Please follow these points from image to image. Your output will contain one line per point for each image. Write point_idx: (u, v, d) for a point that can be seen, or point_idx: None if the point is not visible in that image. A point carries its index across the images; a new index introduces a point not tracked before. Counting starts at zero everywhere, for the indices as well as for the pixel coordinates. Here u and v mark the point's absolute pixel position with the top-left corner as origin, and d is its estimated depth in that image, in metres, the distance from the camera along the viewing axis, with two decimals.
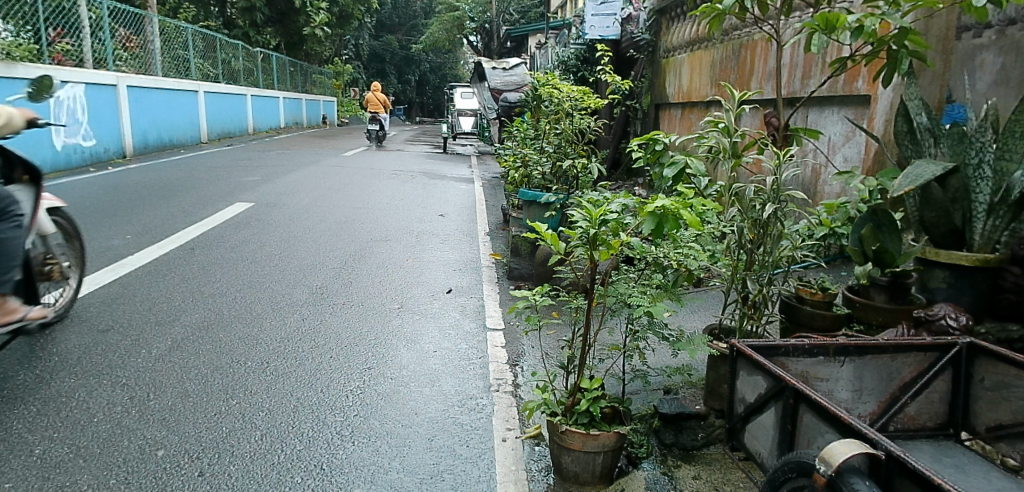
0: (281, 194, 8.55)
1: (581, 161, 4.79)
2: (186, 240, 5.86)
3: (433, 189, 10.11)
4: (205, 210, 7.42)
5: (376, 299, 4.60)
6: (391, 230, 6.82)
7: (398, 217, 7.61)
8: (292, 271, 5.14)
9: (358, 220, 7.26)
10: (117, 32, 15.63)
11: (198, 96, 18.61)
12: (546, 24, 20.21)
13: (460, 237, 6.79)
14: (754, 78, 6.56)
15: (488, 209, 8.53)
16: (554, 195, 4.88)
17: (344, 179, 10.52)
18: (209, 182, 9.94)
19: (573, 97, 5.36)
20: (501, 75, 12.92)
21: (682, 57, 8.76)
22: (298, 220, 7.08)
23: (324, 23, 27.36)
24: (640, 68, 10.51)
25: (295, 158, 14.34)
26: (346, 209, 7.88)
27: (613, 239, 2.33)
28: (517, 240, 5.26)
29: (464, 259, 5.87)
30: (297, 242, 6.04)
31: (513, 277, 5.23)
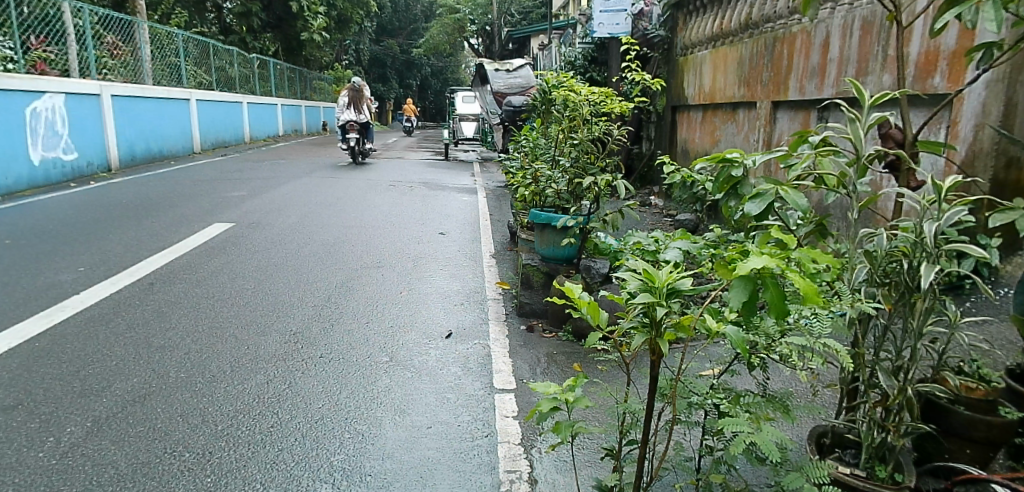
0: (266, 212, 7.80)
1: (604, 178, 4.02)
2: (149, 272, 5.13)
3: (433, 202, 9.38)
4: (178, 232, 6.67)
5: (361, 347, 3.84)
6: (385, 255, 6.06)
7: (393, 237, 6.87)
8: (264, 311, 4.38)
9: (350, 242, 6.49)
10: (104, 39, 14.91)
11: (191, 105, 17.89)
12: (549, 25, 19.44)
13: (464, 261, 6.02)
14: (792, 77, 5.77)
15: (493, 225, 7.77)
16: (571, 219, 4.16)
17: (337, 192, 9.79)
18: (193, 197, 9.21)
19: (593, 101, 4.56)
20: (505, 77, 12.18)
21: (702, 54, 8.01)
22: (282, 244, 6.32)
23: (322, 27, 26.72)
24: (654, 68, 9.75)
25: (290, 169, 13.63)
26: (337, 228, 7.12)
27: (687, 320, 1.56)
28: (528, 270, 4.53)
29: (466, 288, 5.12)
30: (276, 273, 5.29)
31: (522, 314, 4.41)
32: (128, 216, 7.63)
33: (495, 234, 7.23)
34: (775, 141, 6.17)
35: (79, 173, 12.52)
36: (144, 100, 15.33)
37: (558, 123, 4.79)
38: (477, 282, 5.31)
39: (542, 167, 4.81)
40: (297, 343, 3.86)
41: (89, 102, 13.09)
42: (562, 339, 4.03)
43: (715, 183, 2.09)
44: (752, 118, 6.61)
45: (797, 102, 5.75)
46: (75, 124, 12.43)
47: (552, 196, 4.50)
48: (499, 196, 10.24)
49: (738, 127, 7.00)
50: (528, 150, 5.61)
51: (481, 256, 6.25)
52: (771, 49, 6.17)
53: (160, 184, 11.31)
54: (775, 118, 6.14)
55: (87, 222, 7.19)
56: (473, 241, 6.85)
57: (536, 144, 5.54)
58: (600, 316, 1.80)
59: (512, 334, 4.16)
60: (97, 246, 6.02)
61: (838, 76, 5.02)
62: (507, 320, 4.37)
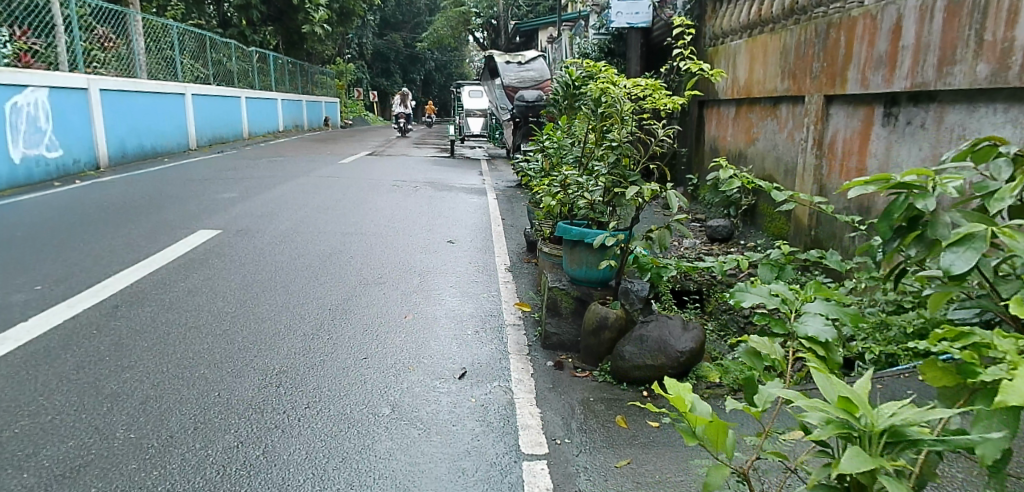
0: (257, 217, 7.12)
1: (651, 187, 3.35)
2: (115, 290, 4.46)
3: (440, 204, 8.72)
4: (158, 240, 6.02)
5: (355, 393, 3.15)
6: (387, 268, 5.37)
7: (396, 246, 6.20)
8: (242, 343, 3.69)
9: (347, 254, 5.81)
10: (95, 30, 14.25)
11: (187, 99, 17.22)
12: (558, 17, 18.58)
13: (477, 276, 5.32)
14: (850, 68, 5.11)
15: (507, 231, 7.08)
16: (611, 235, 3.48)
17: (336, 193, 9.13)
18: (180, 199, 8.53)
19: (634, 95, 3.93)
20: (516, 70, 11.44)
21: (735, 44, 7.34)
22: (271, 256, 5.63)
23: (324, 20, 25.99)
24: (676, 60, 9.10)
25: (287, 167, 12.94)
26: (334, 237, 6.45)
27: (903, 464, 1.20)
28: (555, 293, 3.78)
29: (481, 310, 4.45)
30: (261, 292, 4.60)
31: (547, 346, 3.72)
32: (106, 221, 6.98)
33: (509, 242, 6.54)
34: (827, 141, 5.52)
35: (65, 171, 11.89)
36: (137, 94, 14.67)
37: (592, 120, 4.14)
38: (493, 303, 4.62)
39: (573, 172, 4.15)
40: (278, 387, 3.16)
41: (76, 96, 12.44)
42: (599, 379, 3.34)
43: (892, 217, 1.92)
44: (800, 113, 5.96)
45: (857, 97, 5.09)
46: (60, 120, 11.78)
47: (584, 208, 3.82)
48: (511, 198, 9.54)
49: (780, 125, 6.37)
50: (552, 150, 4.96)
51: (494, 269, 5.56)
52: (824, 37, 5.50)
53: (147, 183, 10.63)
54: (829, 114, 5.49)
55: (58, 228, 6.51)
56: (487, 252, 6.15)
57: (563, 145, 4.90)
58: (726, 442, 1.25)
59: (539, 372, 3.46)
60: (63, 258, 5.36)
61: (914, 67, 4.36)
62: (530, 354, 3.67)
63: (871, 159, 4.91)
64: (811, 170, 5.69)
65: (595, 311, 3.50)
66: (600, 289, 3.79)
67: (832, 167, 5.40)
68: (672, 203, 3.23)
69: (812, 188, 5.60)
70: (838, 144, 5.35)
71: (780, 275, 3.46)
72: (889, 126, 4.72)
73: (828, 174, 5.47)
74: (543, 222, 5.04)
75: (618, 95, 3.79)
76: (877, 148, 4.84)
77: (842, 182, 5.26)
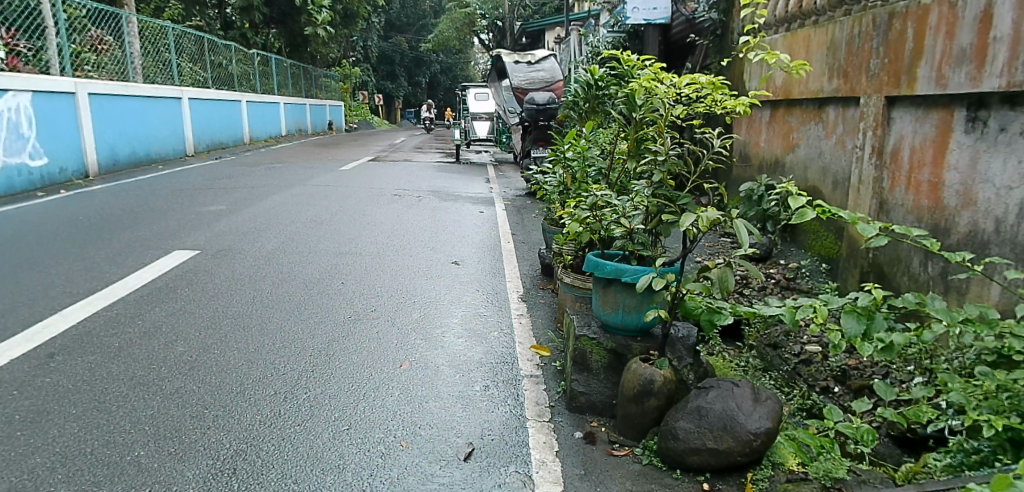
0: (242, 234, 6.42)
1: (711, 214, 2.61)
2: (59, 331, 3.76)
3: (445, 216, 8.03)
4: (127, 262, 5.34)
5: (329, 487, 2.43)
6: (385, 299, 4.65)
7: (394, 269, 5.50)
8: (198, 406, 2.98)
9: (338, 280, 5.10)
10: (87, 32, 13.60)
11: (184, 103, 16.59)
12: (568, 16, 17.85)
13: (486, 307, 4.60)
14: (920, 64, 4.37)
15: (518, 249, 6.38)
16: (659, 274, 2.75)
17: (333, 205, 8.44)
18: (163, 211, 7.84)
19: (678, 96, 3.20)
20: (525, 71, 10.71)
21: (770, 39, 6.65)
22: (251, 283, 4.92)
23: (328, 22, 25.34)
24: (701, 58, 8.39)
25: (284, 175, 12.26)
26: (325, 258, 5.74)
27: None
28: (584, 344, 3.06)
29: (491, 355, 3.74)
30: (233, 333, 3.88)
31: (573, 409, 3.06)
32: (77, 238, 6.30)
33: (522, 263, 5.82)
34: (889, 149, 4.79)
35: (51, 180, 11.25)
36: (130, 98, 14.02)
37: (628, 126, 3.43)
38: (504, 345, 3.89)
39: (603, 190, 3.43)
40: (230, 478, 2.45)
41: (64, 100, 11.77)
42: (643, 462, 2.65)
43: None
44: (852, 117, 5.22)
45: (929, 98, 4.35)
46: (46, 126, 11.11)
47: (619, 237, 3.07)
48: (521, 209, 8.82)
49: (827, 129, 5.63)
50: (576, 161, 4.24)
51: (506, 298, 4.83)
52: (884, 29, 4.77)
53: (134, 193, 9.96)
54: (890, 119, 4.75)
55: (19, 247, 5.84)
56: (498, 276, 5.42)
57: (589, 157, 4.19)
58: None
59: (565, 449, 2.75)
60: (13, 285, 4.68)
61: (1012, 62, 3.60)
62: (552, 420, 2.99)
63: (950, 172, 4.16)
64: (869, 181, 4.95)
65: (636, 371, 2.80)
66: (641, 338, 3.06)
67: (896, 179, 4.66)
68: (744, 238, 2.51)
69: (873, 204, 4.90)
70: (903, 153, 4.60)
71: (871, 326, 2.83)
72: (974, 132, 3.97)
73: (891, 188, 4.74)
74: (563, 247, 4.32)
75: (663, 94, 3.07)
76: (958, 159, 4.10)
77: (910, 198, 4.53)
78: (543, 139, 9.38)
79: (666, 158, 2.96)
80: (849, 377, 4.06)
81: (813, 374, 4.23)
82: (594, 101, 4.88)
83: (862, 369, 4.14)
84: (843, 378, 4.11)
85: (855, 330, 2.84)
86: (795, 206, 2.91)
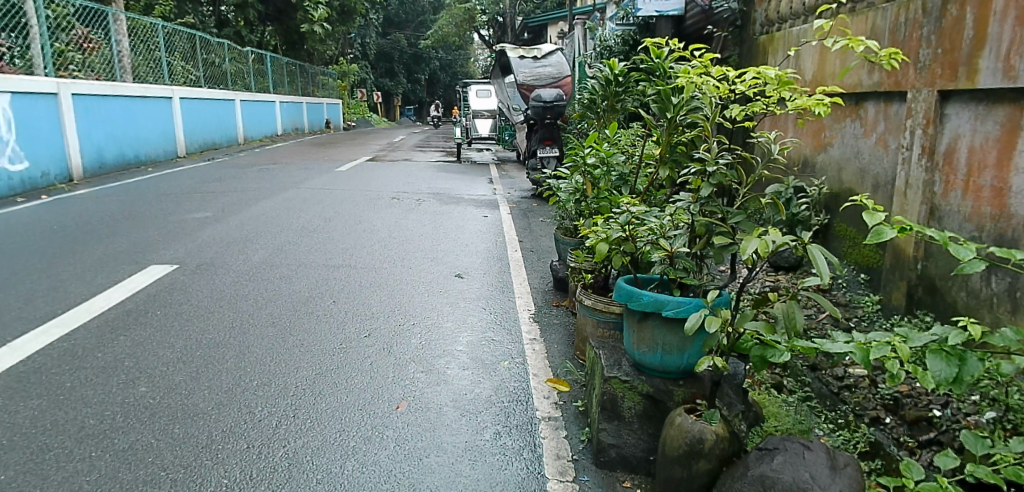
0: (226, 246, 5.93)
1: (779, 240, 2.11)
2: (2, 369, 3.28)
3: (447, 222, 7.56)
4: (97, 279, 4.86)
5: None
6: (380, 322, 4.16)
7: (391, 283, 5.02)
8: (153, 470, 2.50)
9: (329, 299, 4.61)
10: (73, 29, 13.07)
11: (175, 103, 16.07)
12: (571, 10, 17.29)
13: (495, 329, 4.11)
14: (982, 53, 3.87)
15: (526, 259, 5.90)
16: (713, 310, 2.25)
17: (327, 210, 7.96)
18: (146, 218, 7.35)
19: (726, 92, 2.68)
20: (531, 66, 10.19)
21: (796, 31, 6.11)
22: (232, 304, 4.43)
23: (325, 19, 24.77)
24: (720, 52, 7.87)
25: (278, 177, 11.76)
26: (316, 272, 5.25)
27: None
28: (615, 388, 2.57)
29: (501, 391, 3.25)
30: (204, 368, 3.39)
31: (601, 464, 2.56)
32: (46, 250, 5.82)
33: (531, 276, 5.32)
34: (941, 149, 4.28)
35: (33, 184, 10.77)
36: (117, 99, 13.51)
37: (665, 130, 2.97)
38: (515, 379, 3.40)
39: (635, 204, 2.95)
40: None
41: (46, 102, 11.27)
42: None
43: None
44: (897, 114, 4.76)
45: (991, 93, 3.85)
46: (26, 128, 10.62)
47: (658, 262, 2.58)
48: (527, 212, 8.33)
49: (868, 127, 5.15)
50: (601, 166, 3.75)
51: (515, 318, 4.33)
52: (937, 17, 4.28)
53: (119, 197, 9.47)
54: (943, 115, 4.25)
55: None
56: (507, 291, 4.93)
57: (614, 163, 3.71)
58: None
59: None
60: None
61: None
62: (577, 480, 2.50)
63: (1016, 175, 3.65)
64: (918, 185, 4.45)
65: (681, 426, 2.31)
66: (685, 382, 2.56)
67: (951, 182, 4.16)
68: (824, 272, 2.02)
69: (922, 210, 4.41)
70: (959, 154, 4.10)
71: (964, 369, 2.28)
72: None
73: (943, 192, 4.24)
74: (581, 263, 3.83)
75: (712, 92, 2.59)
76: None
77: (967, 204, 4.03)
78: (550, 137, 8.77)
79: (716, 168, 2.48)
80: (902, 406, 3.55)
81: (861, 402, 3.72)
82: (614, 99, 4.41)
83: (916, 396, 3.63)
84: (895, 407, 3.60)
85: (944, 373, 2.30)
86: (870, 223, 2.39)
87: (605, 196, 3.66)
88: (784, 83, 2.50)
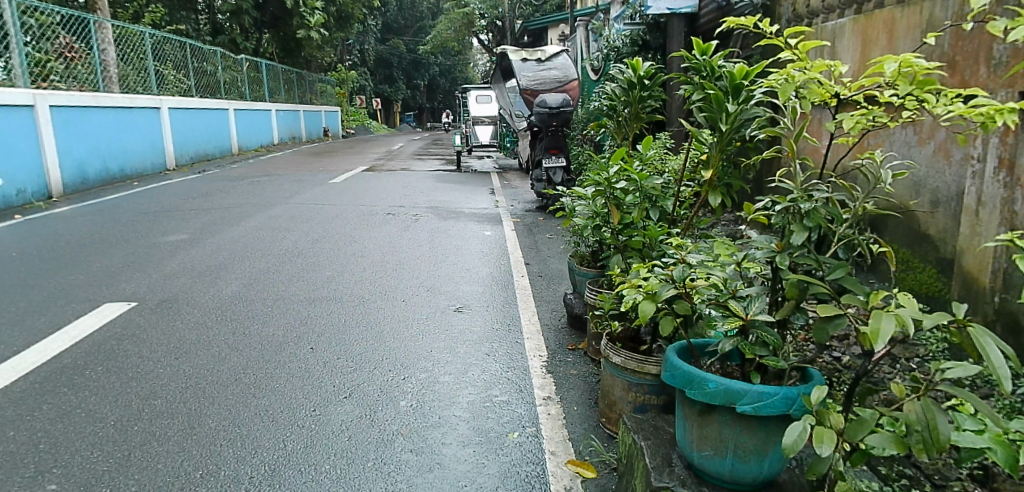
0: (195, 276, 5.23)
1: (932, 317, 1.49)
2: None
3: (445, 241, 6.88)
4: (40, 321, 4.19)
5: None
6: (365, 377, 3.47)
7: (381, 321, 4.34)
8: None
9: (306, 344, 3.91)
10: (55, 39, 12.41)
11: (164, 114, 15.44)
12: (575, 12, 16.55)
13: (502, 385, 3.41)
14: None
15: (534, 286, 5.22)
16: (818, 407, 1.61)
17: (316, 229, 7.29)
18: (116, 241, 6.68)
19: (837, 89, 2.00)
20: (535, 69, 9.50)
21: (831, 26, 5.39)
22: (189, 353, 3.73)
23: (321, 25, 24.11)
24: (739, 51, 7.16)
25: (268, 190, 11.10)
26: (294, 308, 4.55)
27: None
28: None
29: (510, 480, 2.57)
30: (138, 451, 2.71)
31: None
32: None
33: (540, 308, 4.62)
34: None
35: (7, 203, 10.12)
36: (100, 111, 12.87)
37: (715, 144, 2.49)
38: (527, 461, 2.71)
39: (684, 245, 2.27)
40: None
41: (22, 116, 10.62)
42: None
43: None
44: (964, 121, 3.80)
45: None
46: None
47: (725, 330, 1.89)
48: (532, 228, 7.63)
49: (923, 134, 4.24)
50: (631, 187, 3.06)
51: (524, 368, 3.63)
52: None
53: (94, 216, 8.79)
54: None
55: None
56: (515, 329, 4.22)
57: (648, 186, 3.05)
58: None
59: None
60: None
61: None
62: None
63: None
64: (994, 201, 3.52)
65: None
66: None
67: None
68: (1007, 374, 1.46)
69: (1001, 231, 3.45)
70: None
71: None
72: None
73: None
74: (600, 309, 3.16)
75: (815, 98, 1.93)
76: None
77: None
78: (557, 146, 8.10)
79: (818, 201, 1.82)
80: (998, 480, 2.24)
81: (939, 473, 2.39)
82: (639, 105, 3.76)
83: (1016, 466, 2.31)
84: (989, 482, 2.28)
85: None
86: None
87: (637, 227, 3.00)
88: (924, 83, 1.90)
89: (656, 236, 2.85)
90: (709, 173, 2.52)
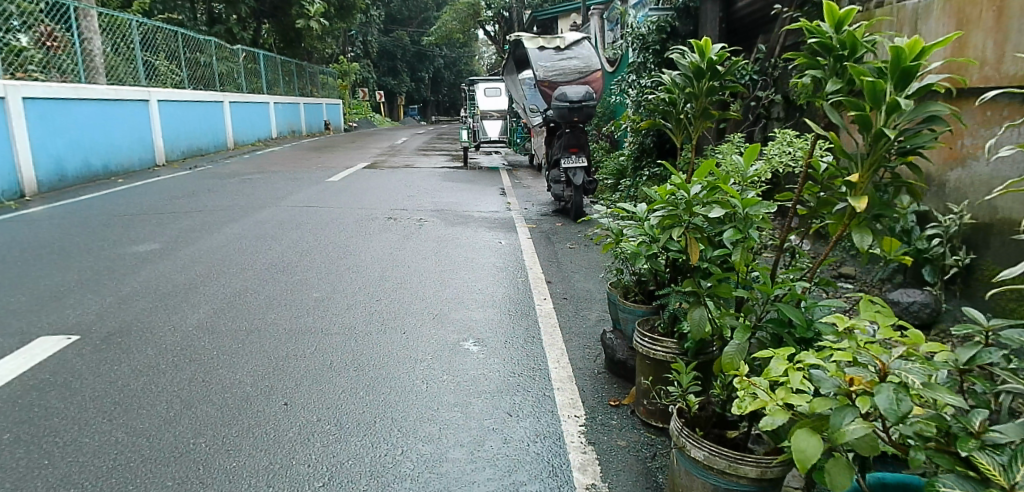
0: (157, 300, 4.44)
1: None
2: None
3: (454, 251, 6.08)
4: None
5: None
6: (347, 451, 2.66)
7: (376, 363, 3.53)
8: None
9: (277, 399, 3.10)
10: (32, 27, 11.54)
11: (152, 106, 14.61)
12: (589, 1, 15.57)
13: (530, 464, 2.60)
14: None
15: (559, 312, 4.41)
16: None
17: (307, 238, 6.48)
18: (78, 252, 5.89)
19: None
20: (553, 59, 8.66)
21: (912, 5, 4.50)
22: (125, 414, 2.93)
23: (320, 15, 23.13)
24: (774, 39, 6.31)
25: (261, 190, 10.30)
26: (270, 345, 3.73)
27: None
28: None
29: None
30: None
31: None
32: None
33: (571, 345, 3.78)
34: None
35: None
36: (82, 104, 12.07)
37: (865, 160, 1.82)
38: None
39: (861, 329, 1.78)
40: None
41: None
42: None
43: None
44: None
45: None
46: None
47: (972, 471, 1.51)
48: (549, 236, 6.79)
49: None
50: (722, 206, 2.26)
51: (557, 434, 2.82)
52: None
53: (63, 219, 7.99)
54: None
55: None
56: (542, 376, 3.38)
57: (754, 215, 2.21)
58: None
59: None
60: None
61: None
62: None
63: None
64: None
65: None
66: None
67: None
68: None
69: None
70: None
71: None
72: None
73: None
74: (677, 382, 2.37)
75: None
76: None
77: None
78: (576, 144, 7.39)
79: None
80: None
81: None
82: (706, 99, 3.00)
83: None
84: None
85: None
86: None
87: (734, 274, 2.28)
88: None
89: (771, 292, 2.13)
90: (863, 199, 1.75)
